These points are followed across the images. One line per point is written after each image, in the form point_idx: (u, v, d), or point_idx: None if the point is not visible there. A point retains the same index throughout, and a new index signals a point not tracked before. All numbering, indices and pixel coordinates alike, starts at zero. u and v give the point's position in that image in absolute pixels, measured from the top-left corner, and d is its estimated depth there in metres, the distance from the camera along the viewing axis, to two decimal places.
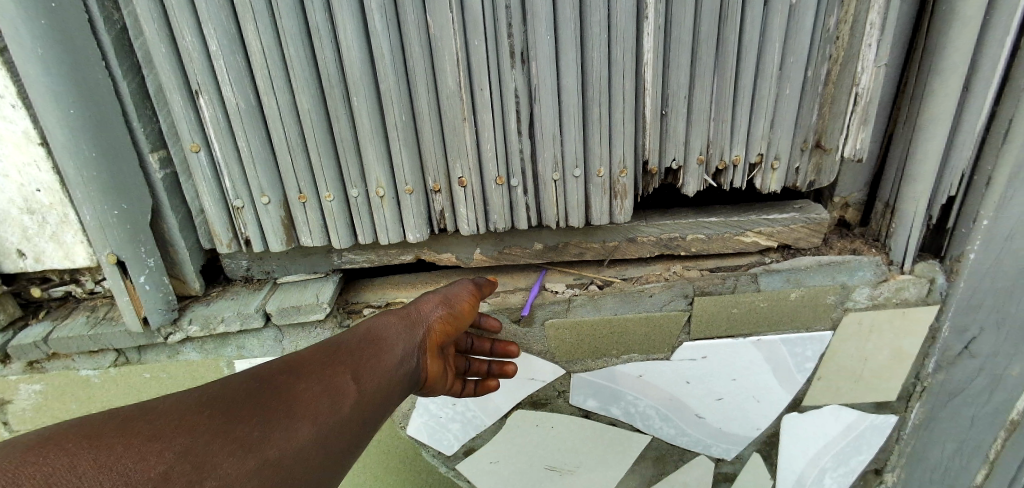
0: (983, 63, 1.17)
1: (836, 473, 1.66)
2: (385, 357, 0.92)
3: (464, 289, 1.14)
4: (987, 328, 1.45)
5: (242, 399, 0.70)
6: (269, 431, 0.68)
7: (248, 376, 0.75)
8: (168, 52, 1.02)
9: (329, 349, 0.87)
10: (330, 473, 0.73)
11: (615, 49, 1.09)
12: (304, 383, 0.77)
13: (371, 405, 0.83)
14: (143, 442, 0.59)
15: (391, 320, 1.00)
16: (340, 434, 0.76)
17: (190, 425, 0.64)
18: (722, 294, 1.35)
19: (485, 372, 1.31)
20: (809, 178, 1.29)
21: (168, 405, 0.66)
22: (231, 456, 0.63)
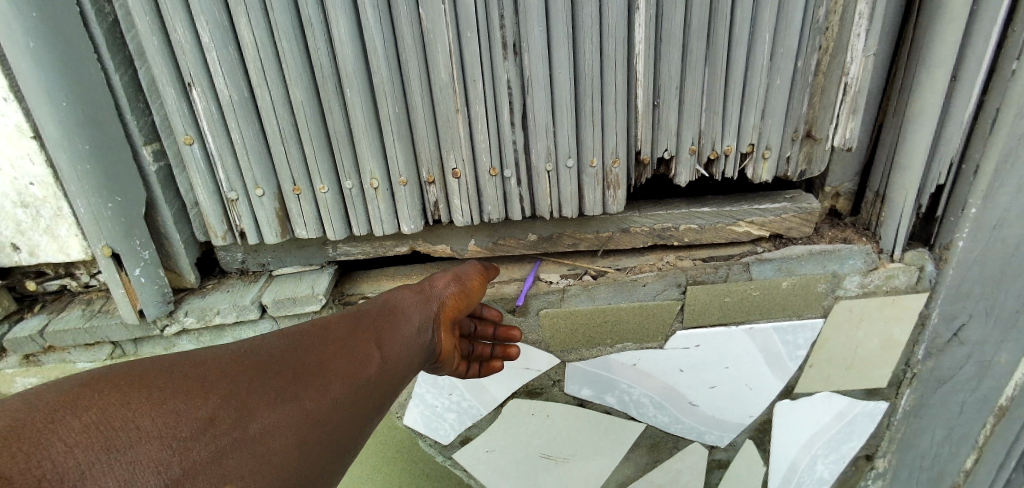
0: (971, 53, 1.18)
1: (827, 459, 1.68)
2: (403, 326, 0.95)
3: (475, 268, 1.15)
4: (975, 315, 1.47)
5: (274, 358, 0.74)
6: (301, 385, 0.73)
7: (277, 340, 0.79)
8: (160, 45, 1.02)
9: (350, 319, 0.91)
10: (357, 429, 0.77)
11: (607, 41, 1.10)
12: (329, 347, 0.82)
13: (392, 369, 0.86)
14: (188, 386, 0.64)
15: (406, 294, 1.04)
16: (368, 391, 0.81)
17: (229, 375, 0.68)
18: (715, 283, 1.37)
19: (488, 355, 1.30)
20: (800, 167, 1.30)
21: (208, 357, 0.70)
22: (268, 405, 0.68)
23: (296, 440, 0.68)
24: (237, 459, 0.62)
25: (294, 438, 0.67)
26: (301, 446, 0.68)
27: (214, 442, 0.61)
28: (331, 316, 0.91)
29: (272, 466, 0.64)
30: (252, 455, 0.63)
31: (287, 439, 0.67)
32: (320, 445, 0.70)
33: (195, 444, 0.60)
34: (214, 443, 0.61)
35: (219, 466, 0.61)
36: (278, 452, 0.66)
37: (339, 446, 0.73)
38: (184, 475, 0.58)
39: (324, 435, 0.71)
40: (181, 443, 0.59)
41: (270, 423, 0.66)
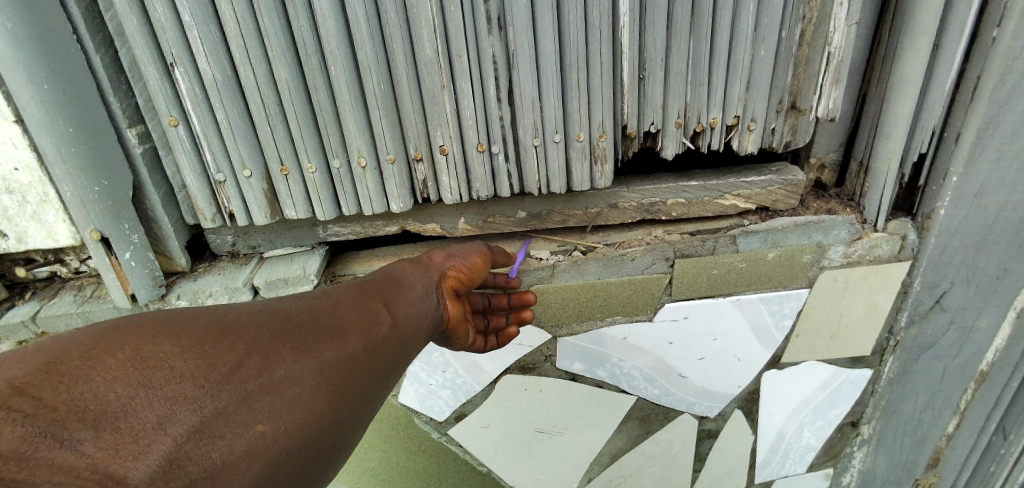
0: (952, 21, 1.19)
1: (813, 427, 1.72)
2: (411, 291, 0.98)
3: (478, 246, 1.16)
4: (957, 282, 1.50)
5: (294, 314, 0.76)
6: (324, 335, 0.75)
7: (294, 300, 0.81)
8: (140, 25, 1.01)
9: (362, 284, 0.94)
10: (374, 383, 0.79)
11: (592, 13, 1.10)
12: (345, 307, 0.83)
13: (405, 330, 0.89)
14: (217, 334, 0.66)
15: (411, 264, 1.06)
16: (385, 346, 0.83)
17: (254, 328, 0.70)
18: (701, 256, 1.39)
19: (503, 326, 1.31)
20: (785, 138, 1.31)
21: (232, 311, 0.72)
22: (293, 352, 0.70)
23: (324, 385, 0.70)
24: (265, 402, 0.64)
25: (318, 387, 0.69)
26: (323, 394, 0.70)
27: (244, 387, 0.63)
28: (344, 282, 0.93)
29: (302, 407, 0.67)
30: (279, 400, 0.65)
31: (311, 388, 0.69)
32: (341, 394, 0.72)
33: (226, 388, 0.62)
34: (245, 387, 0.63)
35: (249, 409, 0.62)
36: (308, 393, 0.68)
37: (359, 397, 0.75)
38: (216, 415, 0.60)
39: (345, 385, 0.73)
40: (214, 384, 0.61)
41: (299, 368, 0.69)
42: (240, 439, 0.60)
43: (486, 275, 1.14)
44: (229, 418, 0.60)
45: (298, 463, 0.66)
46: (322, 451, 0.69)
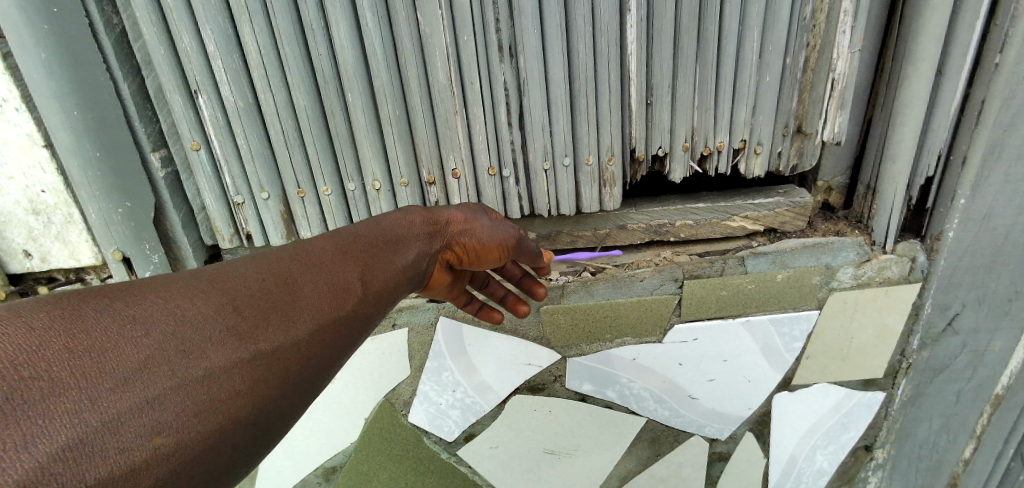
0: (954, 48, 1.22)
1: (826, 450, 1.70)
2: (389, 260, 0.86)
3: (513, 235, 1.05)
4: (968, 304, 1.50)
5: (237, 288, 0.64)
6: (274, 315, 0.64)
7: (243, 266, 0.68)
8: (167, 54, 1.05)
9: (335, 242, 0.81)
10: (320, 373, 0.68)
11: (601, 41, 1.13)
12: (303, 277, 0.71)
13: (369, 308, 0.78)
14: (130, 321, 0.54)
15: (409, 219, 0.95)
16: (348, 323, 0.73)
17: (179, 311, 0.57)
18: (710, 277, 1.41)
19: (499, 298, 1.27)
20: (792, 162, 1.33)
21: (159, 286, 0.60)
22: (232, 336, 0.59)
23: (263, 378, 0.60)
24: (178, 405, 0.53)
25: (245, 385, 0.58)
26: (251, 394, 0.59)
27: (151, 388, 0.51)
28: (315, 237, 0.81)
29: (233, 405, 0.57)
30: (196, 403, 0.54)
31: (238, 386, 0.58)
32: (273, 392, 0.61)
33: (128, 392, 0.50)
34: (152, 389, 0.51)
35: (154, 414, 0.51)
36: (244, 387, 0.58)
37: (297, 391, 0.64)
38: (111, 425, 0.48)
39: (281, 380, 0.62)
40: (110, 389, 0.49)
41: (235, 357, 0.58)
42: (138, 452, 0.49)
43: (496, 265, 1.07)
44: (126, 427, 0.49)
45: (211, 474, 0.55)
46: (245, 457, 0.58)
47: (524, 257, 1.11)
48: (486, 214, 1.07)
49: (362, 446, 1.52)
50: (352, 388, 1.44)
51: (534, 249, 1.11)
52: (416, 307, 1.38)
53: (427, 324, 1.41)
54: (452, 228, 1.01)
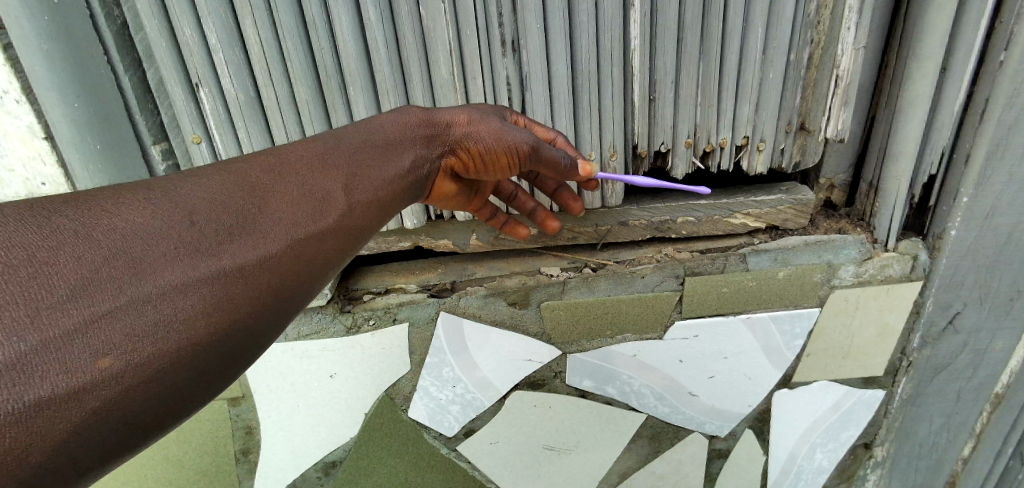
0: (958, 46, 1.21)
1: (826, 448, 1.70)
2: (379, 176, 0.78)
3: (525, 140, 0.93)
4: (969, 303, 1.49)
5: (200, 196, 0.58)
6: (243, 226, 0.58)
7: (210, 173, 0.62)
8: (168, 46, 1.05)
9: (318, 152, 0.73)
10: (299, 293, 0.62)
11: (604, 36, 1.12)
12: (278, 187, 0.64)
13: (354, 226, 0.71)
14: (71, 233, 0.48)
15: (403, 128, 0.88)
16: (331, 237, 0.67)
17: (131, 221, 0.52)
18: (711, 274, 1.41)
19: (529, 211, 1.23)
20: (794, 159, 1.33)
21: (112, 195, 0.54)
22: (194, 247, 0.54)
23: (230, 294, 0.54)
24: (127, 324, 0.48)
25: (206, 304, 0.53)
26: (214, 313, 0.53)
27: (95, 305, 0.46)
28: (295, 144, 0.73)
29: (195, 321, 0.51)
30: (149, 322, 0.49)
31: (199, 304, 0.52)
32: (241, 310, 0.55)
33: (67, 310, 0.45)
34: (96, 307, 0.47)
35: (99, 334, 0.46)
36: (208, 303, 0.53)
37: (271, 312, 0.59)
38: (46, 347, 0.43)
39: (251, 299, 0.56)
40: (44, 307, 0.44)
41: (196, 271, 0.53)
42: (78, 375, 0.44)
43: (507, 174, 0.99)
44: (65, 350, 0.44)
45: (173, 398, 0.51)
46: (212, 381, 0.54)
47: (546, 167, 0.97)
48: (497, 116, 0.99)
49: (363, 441, 1.52)
50: (353, 383, 1.44)
51: (558, 157, 0.95)
52: (417, 303, 1.39)
53: (427, 319, 1.40)
54: (453, 132, 0.94)
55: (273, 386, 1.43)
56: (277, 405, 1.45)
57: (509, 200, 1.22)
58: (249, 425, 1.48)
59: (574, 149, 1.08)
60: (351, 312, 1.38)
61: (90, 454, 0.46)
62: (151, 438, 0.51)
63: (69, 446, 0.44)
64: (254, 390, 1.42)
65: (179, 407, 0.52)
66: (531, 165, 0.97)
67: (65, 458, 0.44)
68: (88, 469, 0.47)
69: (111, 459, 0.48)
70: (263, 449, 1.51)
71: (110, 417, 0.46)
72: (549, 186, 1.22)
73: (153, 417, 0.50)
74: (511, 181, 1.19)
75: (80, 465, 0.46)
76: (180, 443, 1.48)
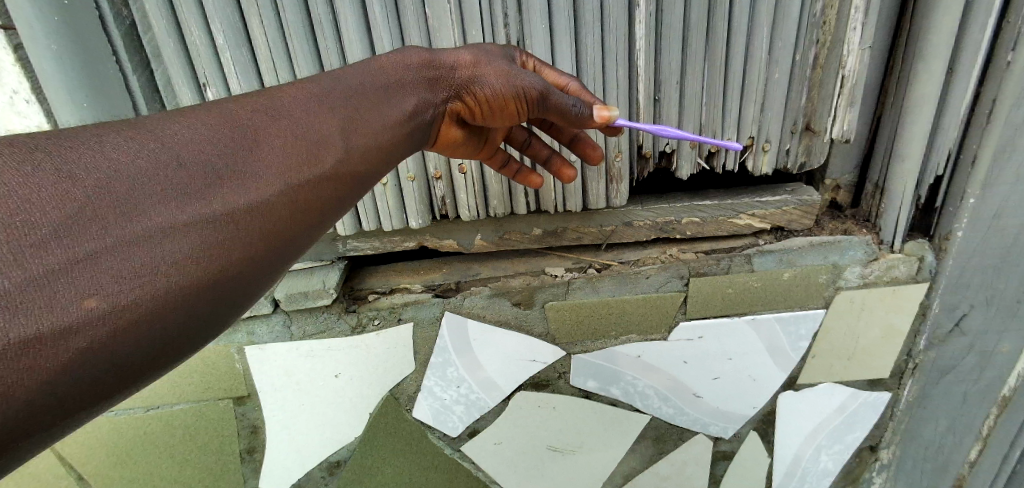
0: (965, 47, 1.21)
1: (831, 450, 1.69)
2: (380, 121, 0.75)
3: (534, 84, 0.87)
4: (976, 305, 1.49)
5: (187, 138, 0.57)
6: (230, 170, 0.57)
7: (200, 114, 0.60)
8: (176, 46, 1.06)
9: (311, 91, 0.69)
10: (293, 241, 0.61)
11: (608, 36, 1.12)
12: (269, 129, 0.62)
13: (351, 173, 0.68)
14: (55, 173, 0.48)
15: (405, 71, 0.83)
16: (325, 182, 0.65)
17: (116, 163, 0.51)
18: (717, 275, 1.41)
19: (543, 159, 1.15)
20: (800, 159, 1.32)
21: (97, 134, 0.53)
22: (179, 192, 0.53)
23: (218, 239, 0.54)
24: (112, 264, 0.48)
25: (193, 247, 0.52)
26: (202, 258, 0.53)
27: (78, 245, 0.47)
28: (290, 85, 0.70)
29: (181, 265, 0.51)
30: (135, 264, 0.49)
31: (185, 248, 0.52)
32: (232, 256, 0.55)
33: (50, 249, 0.45)
34: (80, 248, 0.47)
35: (84, 274, 0.46)
36: (194, 247, 0.52)
37: (264, 258, 0.58)
38: (30, 286, 0.44)
39: (241, 244, 0.55)
40: (26, 245, 0.44)
41: (181, 216, 0.52)
42: (64, 313, 0.45)
43: (516, 120, 0.94)
44: (49, 290, 0.45)
45: (164, 341, 0.51)
46: (204, 324, 0.54)
47: (556, 115, 0.91)
48: (506, 58, 0.92)
49: (367, 441, 1.52)
50: (357, 383, 1.44)
51: (568, 104, 0.88)
52: (421, 303, 1.38)
53: (432, 319, 1.40)
54: (458, 75, 0.89)
55: (278, 385, 1.43)
56: (282, 404, 1.46)
57: (521, 147, 1.14)
58: (255, 425, 1.49)
59: (590, 94, 1.00)
60: (356, 311, 1.39)
61: (82, 391, 0.47)
62: (145, 378, 0.52)
63: (59, 383, 0.45)
64: (259, 389, 1.43)
65: (172, 348, 0.52)
66: (540, 113, 0.91)
67: (56, 395, 0.45)
68: (82, 406, 0.48)
69: (105, 396, 0.49)
70: (268, 448, 1.51)
71: (99, 355, 0.47)
72: (565, 134, 1.11)
73: (144, 358, 0.50)
74: (523, 128, 1.12)
75: (72, 402, 0.47)
76: (186, 442, 1.49)
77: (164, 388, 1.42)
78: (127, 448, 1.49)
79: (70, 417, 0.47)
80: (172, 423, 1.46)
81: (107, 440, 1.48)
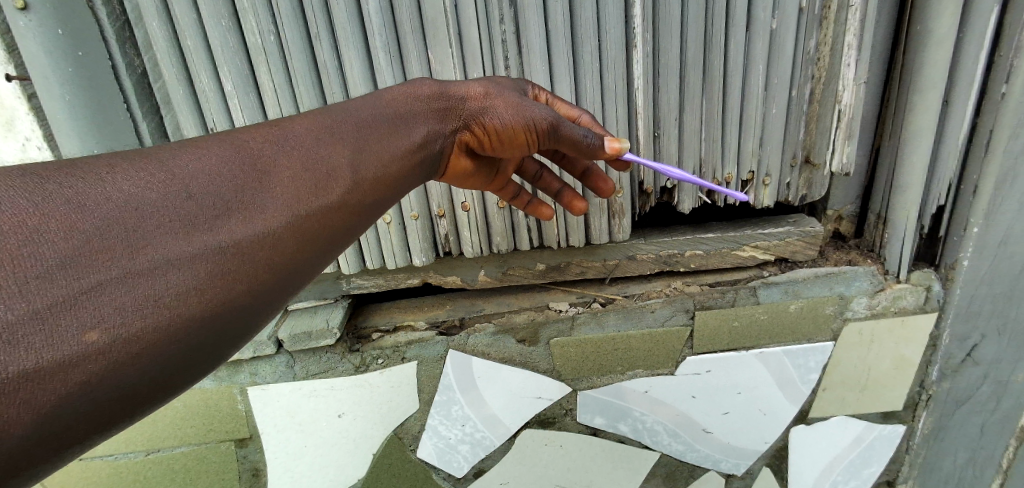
0: (960, 79, 1.23)
1: (847, 486, 1.64)
2: (389, 152, 0.75)
3: (545, 116, 0.89)
4: (987, 334, 1.46)
5: (197, 169, 0.57)
6: (236, 202, 0.57)
7: (212, 144, 0.61)
8: (186, 94, 1.09)
9: (321, 123, 0.70)
10: (298, 270, 0.61)
11: (607, 75, 1.15)
12: (279, 161, 0.62)
13: (359, 204, 0.68)
14: (63, 202, 0.48)
15: (415, 101, 0.84)
16: (332, 214, 0.64)
17: (127, 192, 0.52)
18: (722, 308, 1.40)
19: (555, 192, 1.16)
20: (801, 192, 1.33)
21: (112, 165, 0.54)
22: (184, 225, 0.53)
23: (221, 271, 0.53)
24: (116, 297, 0.47)
25: (198, 279, 0.52)
26: (207, 289, 0.52)
27: (84, 277, 0.46)
28: (302, 115, 0.71)
29: (184, 298, 0.51)
30: (139, 295, 0.48)
31: (190, 279, 0.51)
32: (236, 288, 0.54)
33: (55, 280, 0.45)
34: (85, 280, 0.46)
35: (89, 306, 0.46)
36: (197, 279, 0.52)
37: (266, 290, 0.58)
38: (33, 319, 0.43)
39: (245, 275, 0.55)
40: (31, 278, 0.44)
41: (186, 248, 0.52)
42: (63, 348, 0.44)
43: (526, 152, 0.94)
44: (52, 322, 0.44)
45: (165, 371, 0.51)
46: (202, 357, 0.53)
47: (567, 146, 0.93)
48: (516, 90, 0.95)
49: (371, 483, 1.49)
50: (361, 423, 1.42)
51: (580, 135, 0.91)
52: (425, 341, 1.37)
53: (436, 357, 1.39)
54: (468, 106, 0.90)
55: (281, 426, 1.41)
56: (284, 445, 1.43)
57: (533, 179, 1.15)
58: (257, 467, 1.46)
59: (601, 127, 1.03)
60: (359, 351, 1.38)
61: (76, 423, 0.46)
62: (144, 407, 0.51)
63: (56, 414, 0.45)
64: (262, 431, 1.41)
65: (171, 379, 0.52)
66: (551, 145, 0.93)
67: (53, 426, 0.45)
68: (79, 436, 0.47)
69: (103, 425, 0.48)
70: None
71: (98, 387, 0.46)
72: (577, 167, 1.13)
73: (145, 388, 0.50)
74: (534, 161, 1.14)
75: (69, 434, 0.46)
76: (186, 486, 1.47)
77: (165, 431, 1.40)
78: None
79: (66, 448, 0.47)
80: (172, 466, 1.44)
81: (107, 484, 1.45)
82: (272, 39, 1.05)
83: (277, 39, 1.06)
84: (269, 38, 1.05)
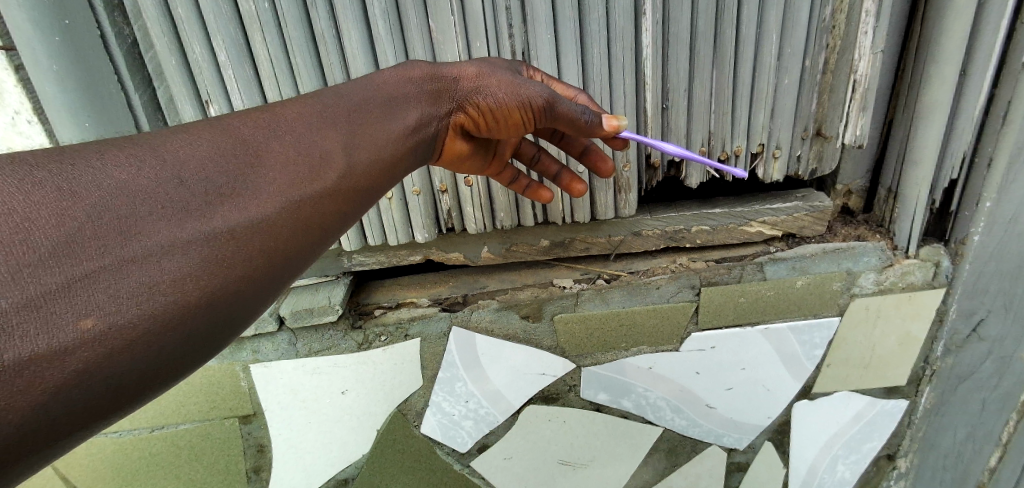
0: (979, 49, 1.19)
1: (848, 460, 1.65)
2: (383, 136, 0.72)
3: (540, 93, 0.85)
4: (994, 310, 1.45)
5: (189, 154, 0.54)
6: (230, 189, 0.54)
7: (202, 129, 0.58)
8: (178, 64, 1.05)
9: (314, 108, 0.67)
10: (294, 257, 0.59)
11: (615, 46, 1.11)
12: (271, 146, 0.60)
13: (354, 190, 0.66)
14: (54, 191, 0.45)
15: (406, 85, 0.81)
16: (326, 200, 0.62)
17: (118, 179, 0.49)
18: (728, 284, 1.38)
19: (553, 175, 1.13)
20: (811, 166, 1.30)
21: (100, 150, 0.51)
22: (176, 211, 0.50)
23: (214, 258, 0.51)
24: (111, 286, 0.45)
25: (195, 267, 0.50)
26: (204, 278, 0.50)
27: (77, 265, 0.44)
28: (293, 100, 0.68)
29: (180, 285, 0.48)
30: (133, 284, 0.46)
31: (186, 267, 0.49)
32: (232, 275, 0.52)
33: (47, 268, 0.43)
34: (78, 268, 0.44)
35: (82, 294, 0.44)
36: (192, 266, 0.49)
37: (264, 277, 0.55)
38: (25, 308, 0.41)
39: (241, 263, 0.53)
40: (23, 265, 0.41)
41: (180, 235, 0.49)
42: (57, 337, 0.42)
43: (522, 131, 0.91)
44: (45, 311, 0.42)
45: (161, 361, 0.48)
46: (199, 349, 0.51)
47: (565, 125, 0.89)
48: (509, 70, 0.91)
49: (374, 458, 1.50)
50: (364, 399, 1.42)
51: (578, 112, 0.86)
52: (428, 317, 1.36)
53: (440, 334, 1.38)
54: (461, 86, 0.87)
55: (284, 403, 1.41)
56: (288, 423, 1.43)
57: (530, 162, 1.13)
58: (261, 443, 1.47)
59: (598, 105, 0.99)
60: (362, 328, 1.37)
61: (71, 416, 0.44)
62: (139, 399, 0.49)
63: (49, 406, 0.42)
64: (266, 408, 1.41)
65: (167, 370, 0.49)
66: (548, 123, 0.89)
67: (46, 418, 0.42)
68: (75, 428, 0.45)
69: (97, 419, 0.46)
70: (274, 467, 1.49)
71: (93, 377, 0.44)
72: (575, 147, 1.10)
73: (140, 379, 0.48)
74: (531, 143, 1.10)
75: (61, 427, 0.44)
76: (190, 462, 1.47)
77: (168, 408, 1.40)
78: (132, 469, 1.47)
79: (61, 441, 0.45)
80: (176, 442, 1.44)
81: (110, 460, 1.45)
82: (266, 7, 1.01)
83: (271, 6, 1.01)
84: (264, 7, 1.01)
